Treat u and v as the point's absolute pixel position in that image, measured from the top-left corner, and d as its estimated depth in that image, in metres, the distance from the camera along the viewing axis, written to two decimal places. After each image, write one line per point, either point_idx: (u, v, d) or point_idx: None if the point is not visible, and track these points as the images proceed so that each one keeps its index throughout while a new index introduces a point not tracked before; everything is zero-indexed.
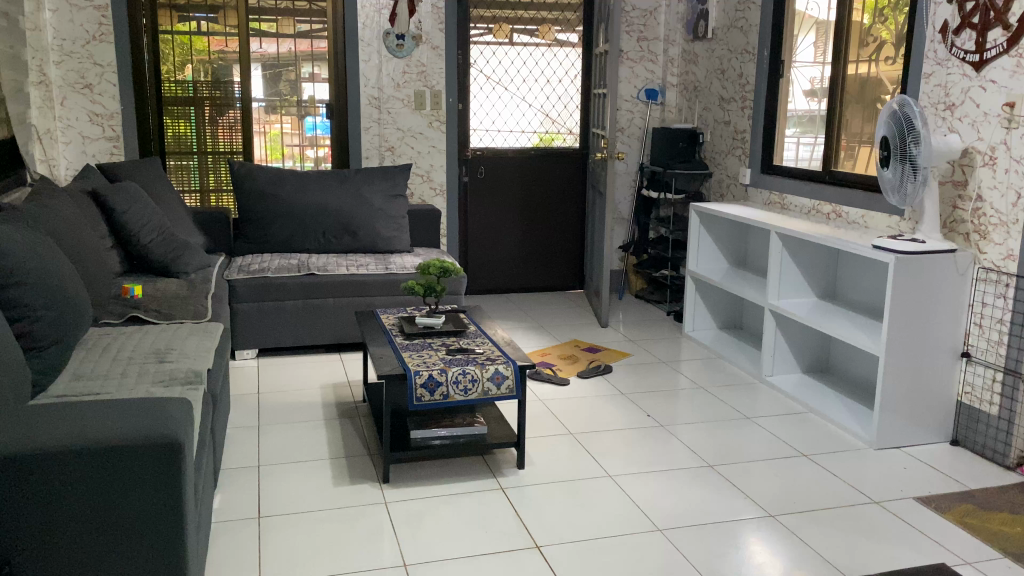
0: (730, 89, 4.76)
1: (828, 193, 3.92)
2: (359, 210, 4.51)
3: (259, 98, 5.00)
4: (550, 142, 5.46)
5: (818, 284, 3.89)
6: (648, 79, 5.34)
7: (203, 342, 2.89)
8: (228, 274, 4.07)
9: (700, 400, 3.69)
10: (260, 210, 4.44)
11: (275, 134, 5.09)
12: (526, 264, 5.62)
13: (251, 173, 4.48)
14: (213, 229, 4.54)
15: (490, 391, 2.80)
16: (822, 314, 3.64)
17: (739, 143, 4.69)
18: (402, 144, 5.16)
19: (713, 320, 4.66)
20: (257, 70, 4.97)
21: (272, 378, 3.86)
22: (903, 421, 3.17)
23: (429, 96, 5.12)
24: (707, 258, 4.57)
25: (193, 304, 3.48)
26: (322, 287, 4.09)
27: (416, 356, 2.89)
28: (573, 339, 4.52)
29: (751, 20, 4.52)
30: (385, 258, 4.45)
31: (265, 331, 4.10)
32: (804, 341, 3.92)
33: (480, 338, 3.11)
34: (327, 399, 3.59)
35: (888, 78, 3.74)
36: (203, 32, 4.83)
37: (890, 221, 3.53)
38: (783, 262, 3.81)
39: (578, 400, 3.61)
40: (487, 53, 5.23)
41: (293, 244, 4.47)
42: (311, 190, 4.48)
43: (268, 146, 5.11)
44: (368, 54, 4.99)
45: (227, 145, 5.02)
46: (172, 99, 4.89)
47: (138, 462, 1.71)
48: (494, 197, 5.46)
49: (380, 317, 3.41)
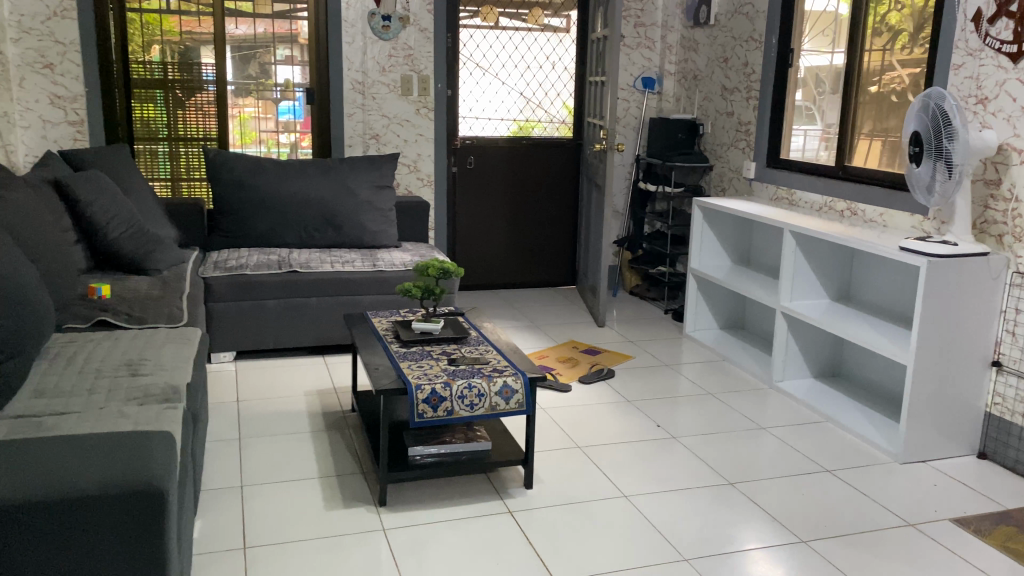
0: (734, 79, 4.55)
1: (842, 189, 3.73)
2: (344, 202, 4.23)
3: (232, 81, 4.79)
4: (529, 130, 5.20)
5: (831, 285, 3.71)
6: (645, 67, 5.12)
7: (181, 352, 2.62)
8: (204, 271, 3.78)
9: (710, 408, 3.49)
10: (237, 202, 4.15)
11: (245, 118, 4.87)
12: (516, 259, 5.39)
13: (227, 162, 4.19)
14: (186, 221, 4.23)
15: (498, 407, 2.56)
16: (839, 318, 3.46)
17: (743, 135, 4.49)
18: (388, 131, 4.88)
19: (715, 320, 4.46)
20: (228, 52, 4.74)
21: (252, 385, 3.59)
22: (931, 433, 3.00)
23: (416, 81, 4.84)
24: (710, 255, 4.37)
25: (167, 305, 3.19)
26: (306, 286, 3.82)
27: (415, 366, 2.66)
28: (569, 339, 4.30)
29: (758, 6, 4.31)
30: (372, 254, 4.19)
31: (244, 333, 3.82)
32: (816, 345, 3.73)
33: (483, 346, 2.88)
34: (313, 409, 3.34)
35: (903, 69, 3.55)
36: (171, 11, 4.62)
37: (912, 221, 3.35)
38: (796, 262, 3.62)
39: (582, 409, 3.39)
40: (477, 36, 4.98)
41: (274, 238, 4.19)
42: (291, 180, 4.20)
43: (239, 131, 4.88)
44: (352, 35, 4.70)
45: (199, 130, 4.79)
46: (139, 80, 4.63)
47: (118, 512, 1.46)
48: (483, 189, 5.21)
49: (372, 320, 3.16)
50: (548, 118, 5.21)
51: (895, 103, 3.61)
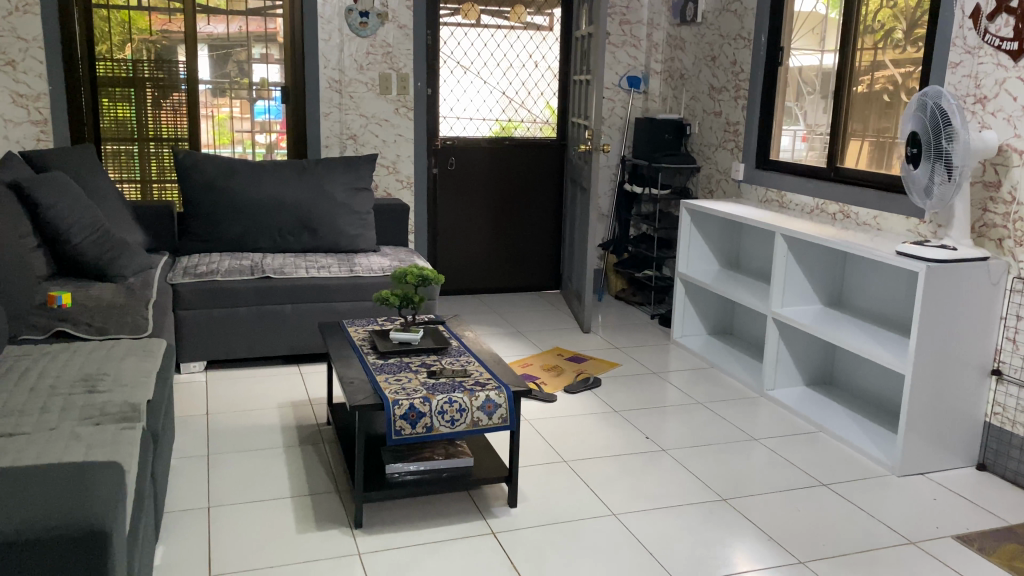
0: (722, 79, 4.45)
1: (834, 192, 3.63)
2: (320, 204, 4.07)
3: (204, 79, 4.51)
4: (511, 130, 5.06)
5: (823, 290, 3.60)
6: (631, 66, 5.00)
7: (143, 366, 2.46)
8: (172, 277, 3.62)
9: (700, 418, 3.37)
10: (208, 205, 3.99)
11: (222, 118, 4.60)
12: (499, 262, 5.25)
13: (197, 163, 4.02)
14: (155, 225, 4.07)
15: (480, 423, 2.42)
16: (832, 325, 3.35)
17: (731, 136, 4.38)
18: (366, 131, 4.73)
19: (703, 325, 4.35)
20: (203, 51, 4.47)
21: (223, 397, 3.44)
22: (929, 444, 2.90)
23: (395, 79, 4.69)
24: (698, 259, 4.26)
25: (131, 313, 3.03)
26: (279, 292, 3.67)
27: (392, 380, 2.51)
28: (554, 346, 4.17)
29: (746, 4, 4.20)
30: (349, 258, 4.03)
31: (214, 342, 3.65)
32: (808, 351, 3.63)
33: (465, 357, 2.74)
34: (286, 422, 3.18)
35: (896, 69, 3.45)
36: (145, 9, 4.34)
37: (907, 224, 3.25)
38: (787, 267, 3.51)
39: (568, 420, 3.26)
40: (458, 34, 4.84)
41: (247, 242, 4.03)
42: (265, 182, 4.04)
43: (215, 131, 4.61)
44: (328, 32, 4.55)
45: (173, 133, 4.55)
46: (110, 79, 4.39)
47: (53, 557, 1.31)
48: (465, 191, 5.07)
49: (348, 329, 3.01)
50: (532, 117, 5.08)
51: (888, 104, 3.52)
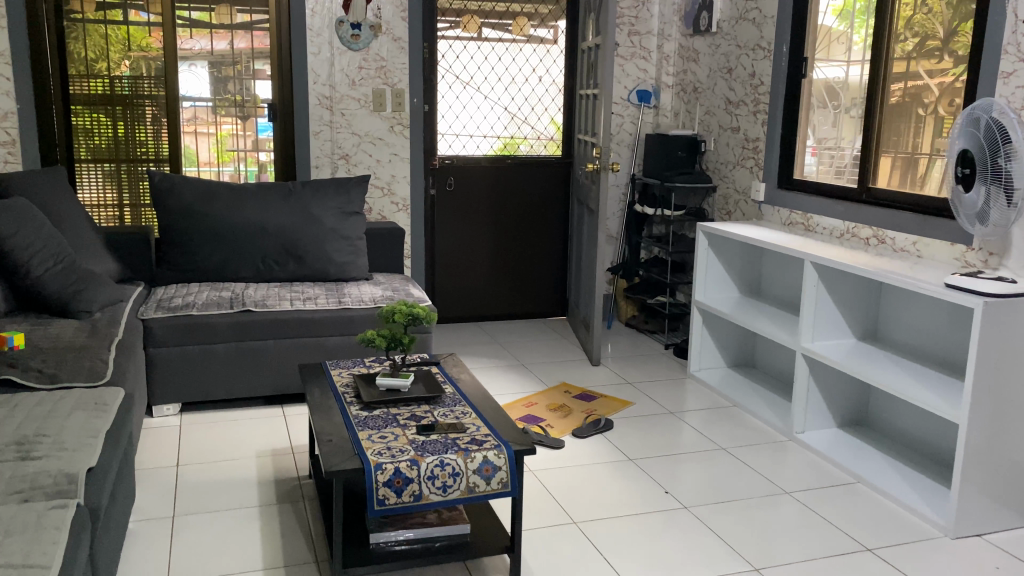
0: (739, 92, 4.14)
1: (867, 214, 3.32)
2: (306, 230, 3.77)
3: (191, 98, 4.34)
4: (513, 148, 4.77)
5: (856, 322, 3.28)
6: (640, 79, 4.72)
7: (91, 424, 2.15)
8: (144, 312, 3.32)
9: (724, 466, 3.04)
10: (186, 232, 3.69)
11: (223, 135, 4.44)
12: (501, 288, 4.94)
13: (174, 187, 3.73)
14: (129, 254, 3.76)
15: (477, 488, 2.10)
16: (869, 364, 3.03)
17: (750, 153, 4.08)
18: (358, 151, 4.44)
19: (722, 358, 4.02)
20: (201, 68, 4.31)
21: (196, 445, 3.12)
22: (986, 501, 2.57)
23: (390, 95, 4.41)
24: (716, 287, 3.94)
25: (89, 357, 2.71)
26: (260, 328, 3.37)
27: (376, 438, 2.19)
28: (561, 381, 3.85)
29: (766, 11, 3.90)
30: (338, 288, 3.73)
31: (190, 382, 3.34)
32: (840, 390, 3.30)
33: (460, 407, 2.42)
34: (263, 475, 2.87)
35: (931, 79, 3.12)
36: (140, 24, 4.20)
37: (953, 252, 2.93)
38: (818, 297, 3.19)
39: (577, 470, 2.94)
40: (456, 47, 4.56)
41: (228, 271, 3.73)
42: (247, 206, 3.74)
43: (215, 149, 4.46)
44: (317, 45, 4.27)
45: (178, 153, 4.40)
46: (105, 98, 4.23)
47: None
48: (464, 213, 4.76)
49: (331, 373, 2.69)
50: (535, 134, 4.78)
51: (921, 117, 3.18)
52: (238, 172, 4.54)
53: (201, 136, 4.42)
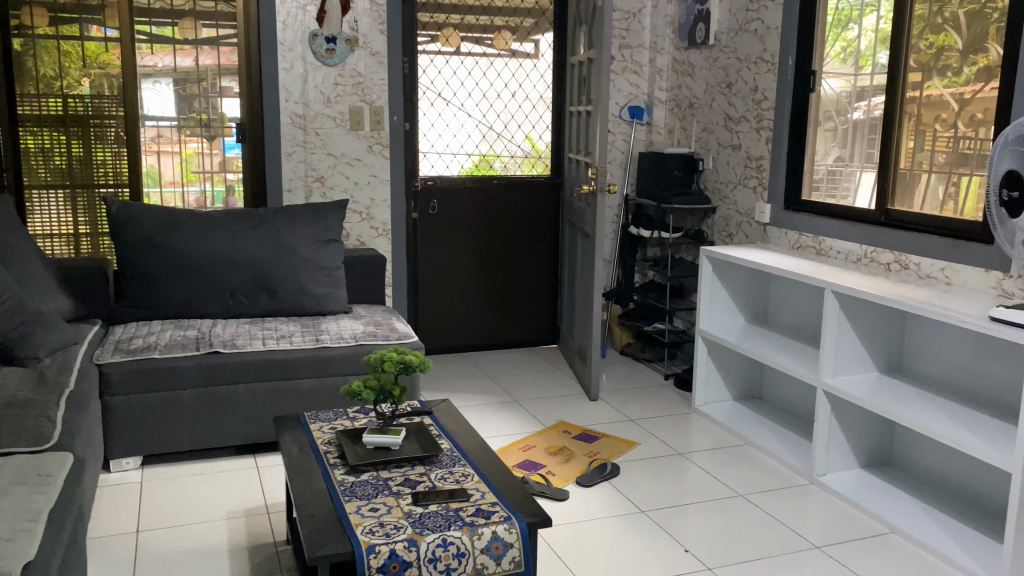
0: (740, 107, 3.92)
1: (888, 238, 3.10)
2: (279, 261, 3.46)
3: (154, 116, 4.06)
4: (488, 165, 4.48)
5: (880, 355, 3.05)
6: (632, 94, 4.48)
7: (31, 504, 1.83)
8: (100, 355, 3.00)
9: (744, 516, 2.78)
10: (146, 265, 3.36)
11: (189, 154, 4.16)
12: (489, 316, 4.65)
13: (133, 216, 3.41)
14: (83, 290, 3.42)
15: (485, 570, 1.82)
16: (899, 401, 2.80)
17: (753, 172, 3.85)
18: (334, 173, 4.15)
19: (728, 390, 3.77)
20: (166, 85, 4.05)
21: (159, 505, 2.79)
22: None
23: (368, 113, 4.13)
24: (720, 315, 3.70)
25: (34, 416, 2.39)
26: (230, 371, 3.06)
27: (366, 512, 1.90)
28: (558, 419, 3.57)
29: (769, 22, 3.68)
30: (315, 323, 3.42)
31: (152, 432, 3.02)
32: (864, 428, 3.06)
33: (460, 467, 2.14)
34: (235, 541, 2.55)
35: (952, 92, 2.94)
36: (99, 39, 3.96)
37: (988, 280, 2.72)
38: (840, 329, 2.95)
39: (587, 527, 2.66)
40: (438, 62, 4.29)
41: (193, 307, 3.40)
42: (215, 235, 3.43)
43: (181, 168, 4.17)
44: (290, 60, 3.98)
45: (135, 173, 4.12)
46: (59, 116, 3.97)
47: None
48: (448, 236, 4.48)
49: (311, 428, 2.38)
50: (511, 150, 4.50)
51: (941, 133, 3.00)
52: (203, 194, 4.24)
53: (165, 155, 4.14)
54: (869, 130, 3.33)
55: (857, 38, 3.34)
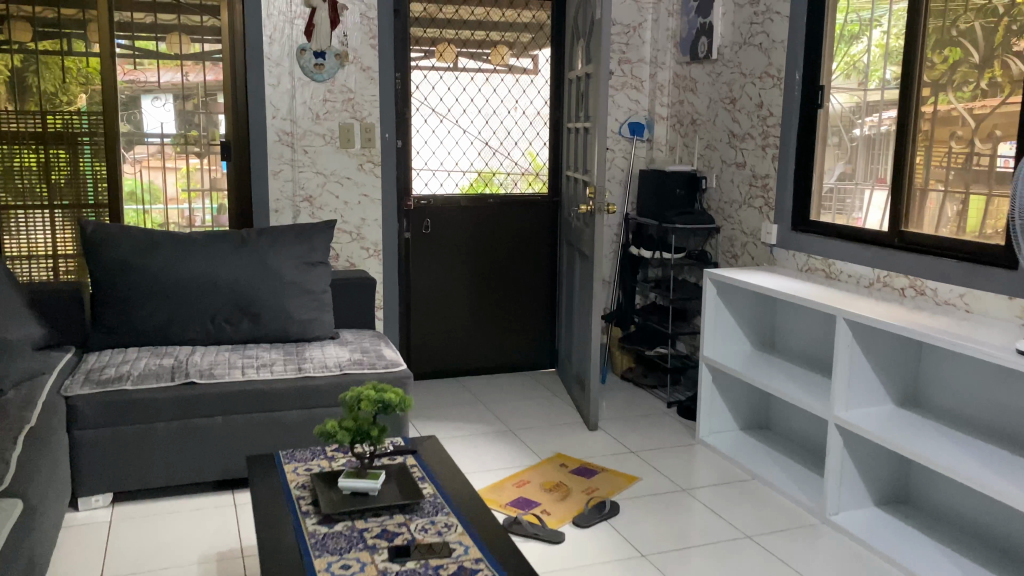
0: (745, 124, 3.76)
1: (902, 262, 2.93)
2: (262, 285, 3.30)
3: (159, 133, 3.84)
4: (485, 184, 4.33)
5: (894, 385, 2.87)
6: (632, 110, 4.34)
7: None
8: (69, 386, 2.83)
9: (751, 559, 2.60)
10: (122, 290, 3.21)
11: (189, 170, 3.92)
12: (484, 339, 4.49)
13: (109, 238, 3.25)
14: (57, 315, 3.27)
15: None
16: (916, 436, 2.62)
17: (758, 191, 3.70)
18: (323, 192, 4.00)
19: (733, 420, 3.59)
20: (167, 103, 3.83)
21: (127, 548, 2.62)
22: None
23: (358, 130, 3.98)
24: (724, 341, 3.52)
25: None
26: (207, 403, 2.89)
27: (337, 569, 1.73)
28: (554, 452, 3.39)
29: (774, 35, 3.54)
30: (298, 351, 3.26)
31: (123, 467, 2.85)
32: (877, 463, 2.88)
33: (443, 517, 1.97)
34: None
35: (965, 107, 2.77)
36: (79, 53, 3.69)
37: (1010, 307, 2.56)
38: (853, 358, 2.78)
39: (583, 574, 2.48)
40: (432, 78, 4.14)
41: (171, 333, 3.24)
42: (195, 258, 3.28)
43: (181, 185, 3.93)
44: (276, 76, 3.84)
45: (133, 191, 3.86)
46: (37, 133, 3.72)
47: None
48: (442, 257, 4.32)
49: (285, 470, 2.21)
50: (508, 168, 4.35)
51: (956, 151, 2.82)
52: (205, 212, 3.99)
53: (162, 172, 3.89)
54: (878, 148, 3.15)
55: (865, 50, 3.18)
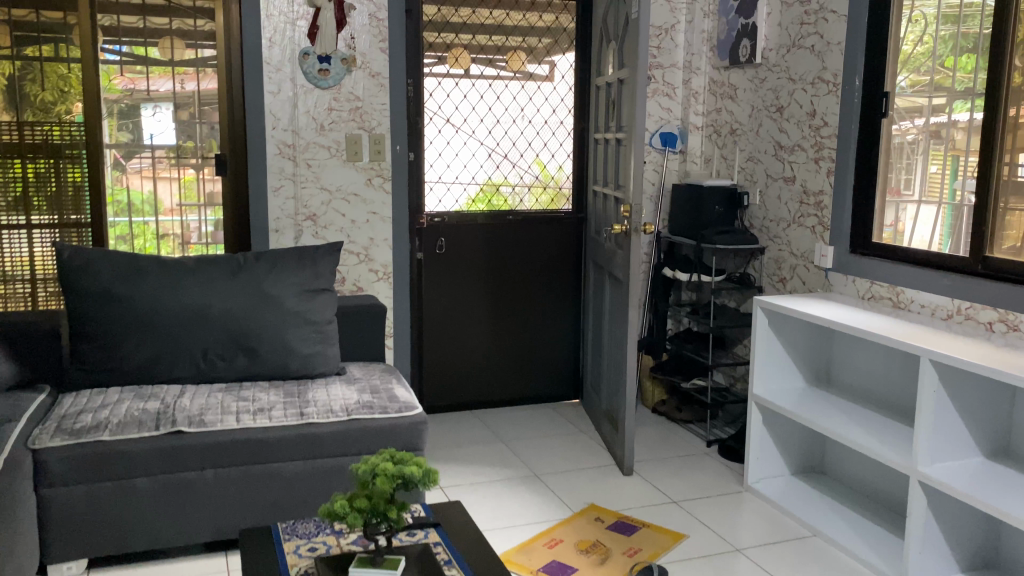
0: (793, 134, 3.41)
1: (989, 293, 2.56)
2: (261, 316, 2.95)
3: (152, 143, 3.48)
4: (503, 199, 3.98)
5: (982, 435, 2.50)
6: (663, 119, 3.98)
7: None
8: (37, 434, 2.47)
9: None
10: (103, 323, 2.85)
11: (190, 180, 3.53)
12: (503, 365, 4.12)
13: (90, 264, 2.90)
14: (30, 350, 2.91)
15: None
16: (1017, 497, 2.25)
17: (810, 209, 3.34)
18: (328, 210, 3.65)
19: (785, 463, 3.22)
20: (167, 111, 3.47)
21: None
22: None
23: (367, 142, 3.64)
24: (775, 377, 3.16)
25: None
26: (196, 454, 2.53)
27: None
28: (587, 502, 3.02)
29: (829, 36, 3.18)
30: (301, 390, 2.90)
31: (99, 528, 2.49)
32: (963, 523, 2.51)
33: None
34: None
35: None
36: (62, 58, 3.36)
37: None
38: (939, 405, 2.41)
39: None
40: (447, 85, 3.80)
41: (158, 371, 2.89)
42: (185, 287, 2.92)
43: (181, 196, 3.54)
44: (276, 82, 3.49)
45: (125, 202, 3.51)
46: (12, 144, 3.38)
47: None
48: (458, 278, 3.96)
49: (284, 551, 1.85)
50: (529, 180, 4.00)
51: None
52: (204, 225, 3.58)
53: (163, 181, 3.52)
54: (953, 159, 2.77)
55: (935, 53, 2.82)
